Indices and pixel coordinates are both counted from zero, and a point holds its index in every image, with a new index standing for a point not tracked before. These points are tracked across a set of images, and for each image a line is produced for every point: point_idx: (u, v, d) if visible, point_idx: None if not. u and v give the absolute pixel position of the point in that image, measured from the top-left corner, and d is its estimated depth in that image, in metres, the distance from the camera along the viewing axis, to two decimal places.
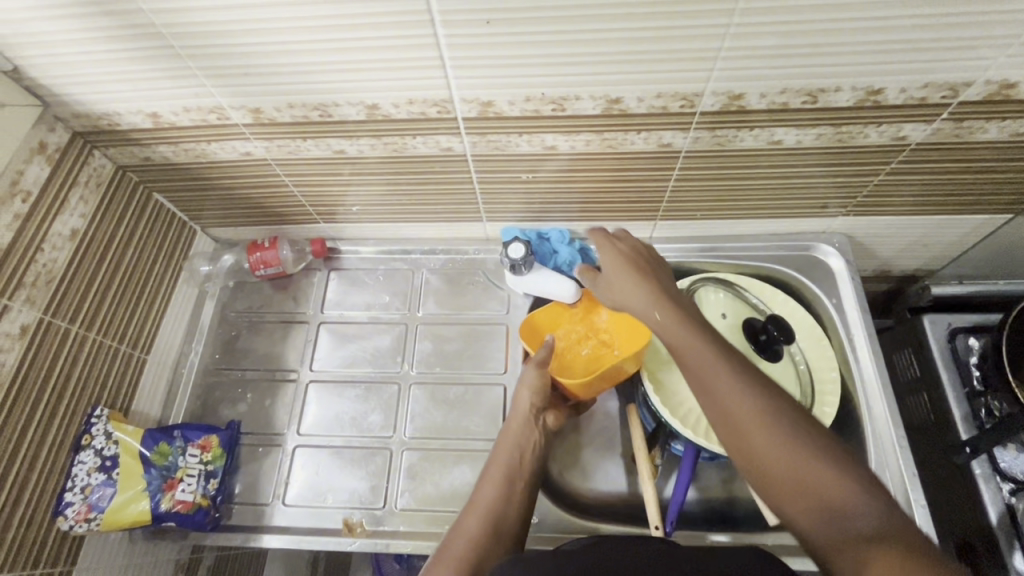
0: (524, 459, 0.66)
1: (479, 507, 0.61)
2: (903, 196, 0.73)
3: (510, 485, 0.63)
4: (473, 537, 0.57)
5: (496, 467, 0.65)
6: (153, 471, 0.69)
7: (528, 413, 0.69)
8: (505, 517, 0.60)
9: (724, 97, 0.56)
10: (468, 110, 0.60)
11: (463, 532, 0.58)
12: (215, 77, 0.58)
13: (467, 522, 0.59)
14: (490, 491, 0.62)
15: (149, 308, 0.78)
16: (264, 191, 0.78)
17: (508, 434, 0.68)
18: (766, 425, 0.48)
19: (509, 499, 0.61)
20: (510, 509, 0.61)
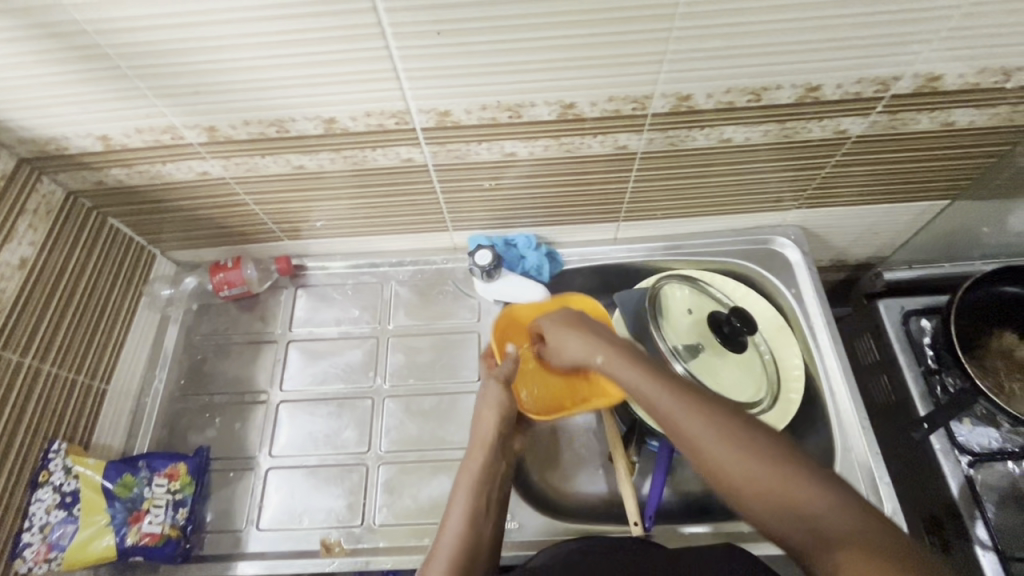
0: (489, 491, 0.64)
1: (443, 556, 0.57)
2: (850, 187, 0.76)
3: (477, 524, 0.59)
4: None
5: (458, 504, 0.61)
6: (118, 504, 0.67)
7: (489, 440, 0.67)
8: (473, 567, 0.57)
9: (672, 99, 0.58)
10: (425, 120, 0.60)
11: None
12: (166, 96, 0.57)
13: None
14: (454, 534, 0.58)
15: (108, 336, 0.76)
16: (224, 211, 0.77)
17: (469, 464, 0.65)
18: (720, 438, 0.49)
19: (477, 544, 0.58)
20: (479, 555, 0.58)
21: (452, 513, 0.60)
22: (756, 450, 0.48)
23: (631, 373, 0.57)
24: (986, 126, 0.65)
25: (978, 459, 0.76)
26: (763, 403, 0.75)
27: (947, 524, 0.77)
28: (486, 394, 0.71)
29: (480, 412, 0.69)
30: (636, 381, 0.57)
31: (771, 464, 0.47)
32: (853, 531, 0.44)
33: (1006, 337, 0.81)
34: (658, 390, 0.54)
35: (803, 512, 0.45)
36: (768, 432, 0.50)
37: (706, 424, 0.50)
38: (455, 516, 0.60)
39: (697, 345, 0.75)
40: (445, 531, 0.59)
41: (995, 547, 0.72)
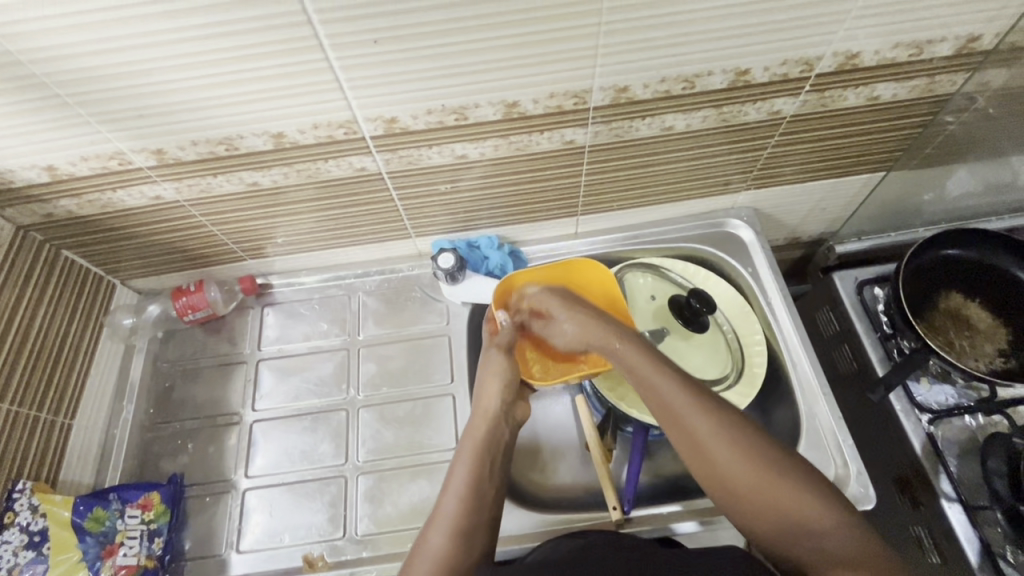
0: (492, 460, 0.65)
1: (443, 525, 0.59)
2: (793, 166, 0.79)
3: (477, 495, 0.62)
4: (439, 562, 0.57)
5: (459, 476, 0.63)
6: (89, 538, 0.66)
7: (490, 411, 0.68)
8: (473, 536, 0.60)
9: (611, 91, 0.61)
10: (374, 128, 0.61)
11: (431, 558, 0.57)
12: (110, 121, 0.57)
13: (432, 543, 0.58)
14: (453, 505, 0.61)
15: (70, 370, 0.74)
16: (182, 235, 0.76)
17: (474, 433, 0.67)
18: (738, 454, 0.57)
19: (475, 516, 0.61)
20: (478, 524, 0.61)
21: (453, 483, 0.62)
22: (770, 467, 0.56)
23: (651, 382, 0.62)
24: (909, 98, 0.69)
25: (937, 416, 0.79)
26: (728, 377, 0.77)
27: (915, 482, 0.79)
28: (489, 362, 0.72)
29: (485, 381, 0.70)
30: (654, 387, 0.62)
31: (783, 482, 0.55)
32: (854, 546, 0.52)
33: (952, 298, 0.85)
34: (678, 403, 0.60)
35: (810, 527, 0.54)
36: (777, 449, 0.57)
37: (725, 440, 0.57)
38: (455, 487, 0.62)
39: (661, 330, 0.80)
40: (445, 501, 0.61)
41: (960, 498, 0.74)
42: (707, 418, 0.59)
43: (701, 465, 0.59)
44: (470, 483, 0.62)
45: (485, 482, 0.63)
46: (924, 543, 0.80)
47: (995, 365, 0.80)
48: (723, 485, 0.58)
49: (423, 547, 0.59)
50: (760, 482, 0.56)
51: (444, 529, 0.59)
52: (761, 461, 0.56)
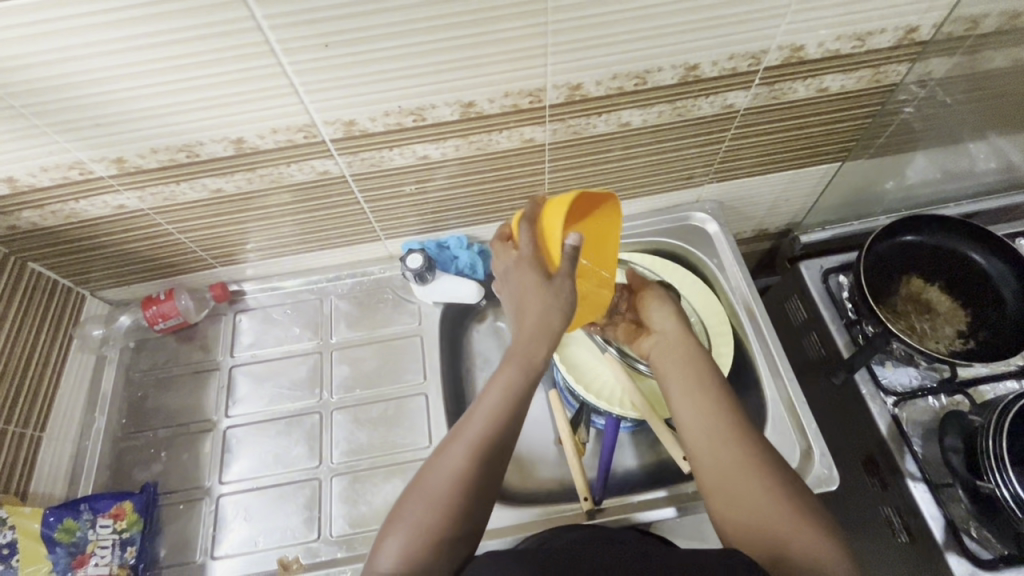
0: (529, 388, 0.56)
1: (461, 450, 0.53)
2: (752, 158, 0.81)
3: (504, 430, 0.54)
4: (450, 488, 0.52)
5: (487, 402, 0.55)
6: (60, 549, 0.66)
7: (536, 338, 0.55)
8: (491, 468, 0.53)
9: (565, 89, 0.62)
10: (333, 131, 0.62)
11: (442, 479, 0.52)
12: (67, 130, 0.57)
13: (448, 464, 0.53)
14: (475, 433, 0.54)
15: (38, 382, 0.74)
16: (149, 244, 0.76)
17: (513, 353, 0.56)
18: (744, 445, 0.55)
19: (497, 451, 0.54)
20: (501, 456, 0.54)
21: (481, 409, 0.55)
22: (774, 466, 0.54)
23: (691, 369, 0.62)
24: (857, 88, 0.71)
25: (901, 398, 0.81)
26: None
27: (882, 463, 0.81)
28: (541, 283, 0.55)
29: (521, 301, 0.56)
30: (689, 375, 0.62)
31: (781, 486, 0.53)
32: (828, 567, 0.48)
33: (913, 282, 0.87)
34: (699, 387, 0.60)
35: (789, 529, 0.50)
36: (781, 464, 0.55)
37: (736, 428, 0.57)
38: (485, 410, 0.55)
39: None
40: (473, 420, 0.54)
41: (924, 477, 0.75)
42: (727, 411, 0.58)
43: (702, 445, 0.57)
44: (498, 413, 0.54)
45: (515, 416, 0.55)
46: (893, 522, 0.81)
47: (955, 347, 0.82)
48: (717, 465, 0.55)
49: (436, 466, 0.53)
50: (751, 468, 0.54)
51: (464, 451, 0.53)
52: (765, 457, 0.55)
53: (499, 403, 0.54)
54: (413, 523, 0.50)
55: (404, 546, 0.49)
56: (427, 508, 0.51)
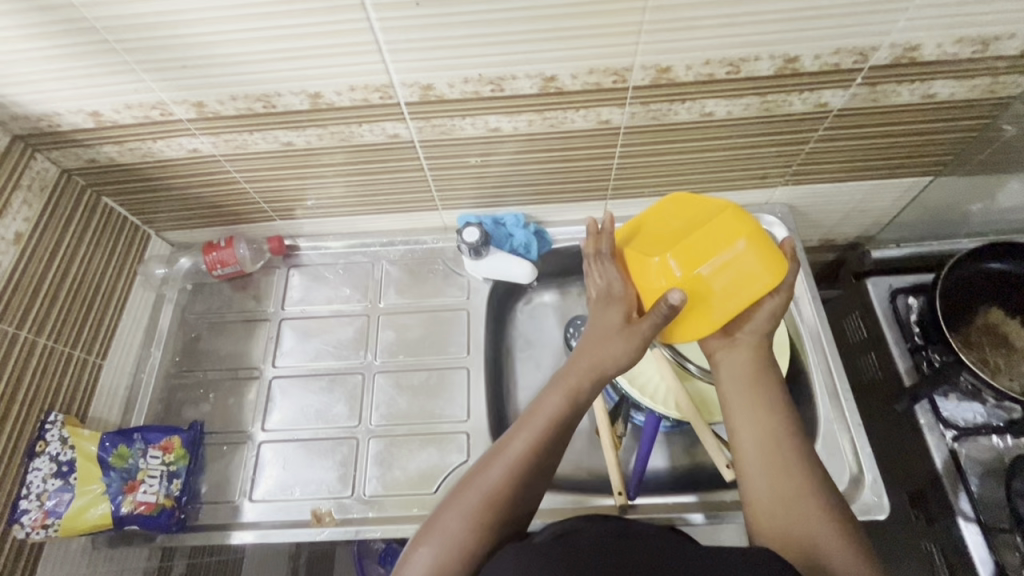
0: (575, 413, 0.54)
1: (505, 464, 0.51)
2: (835, 163, 0.77)
3: (549, 451, 0.52)
4: (490, 499, 0.50)
5: (538, 418, 0.53)
6: (113, 473, 0.68)
7: (594, 371, 0.55)
8: (530, 485, 0.51)
9: (652, 71, 0.59)
10: (409, 94, 0.61)
11: (484, 489, 0.50)
12: (154, 70, 0.58)
13: (491, 474, 0.51)
14: (518, 451, 0.51)
15: (103, 313, 0.77)
16: (215, 190, 0.78)
17: (566, 379, 0.55)
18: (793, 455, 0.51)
19: (537, 471, 0.52)
20: (540, 474, 0.52)
21: (528, 424, 0.53)
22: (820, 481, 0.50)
23: (751, 368, 0.56)
24: (966, 98, 0.66)
25: (962, 433, 0.76)
26: None
27: (931, 498, 0.77)
28: (610, 327, 0.58)
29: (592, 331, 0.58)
30: (748, 373, 0.56)
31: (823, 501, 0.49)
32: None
33: (991, 313, 0.81)
34: (754, 388, 0.55)
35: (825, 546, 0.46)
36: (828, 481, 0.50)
37: (789, 439, 0.52)
38: (533, 426, 0.53)
39: None
40: (520, 435, 0.52)
41: (977, 518, 0.72)
42: (781, 419, 0.53)
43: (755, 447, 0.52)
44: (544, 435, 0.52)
45: (560, 438, 0.53)
46: (935, 559, 0.78)
47: None
48: (765, 470, 0.51)
49: (477, 477, 0.51)
50: (797, 480, 0.50)
51: (506, 471, 0.51)
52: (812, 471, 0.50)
53: (546, 425, 0.53)
54: (450, 529, 0.48)
55: (438, 562, 0.47)
56: (463, 525, 0.48)
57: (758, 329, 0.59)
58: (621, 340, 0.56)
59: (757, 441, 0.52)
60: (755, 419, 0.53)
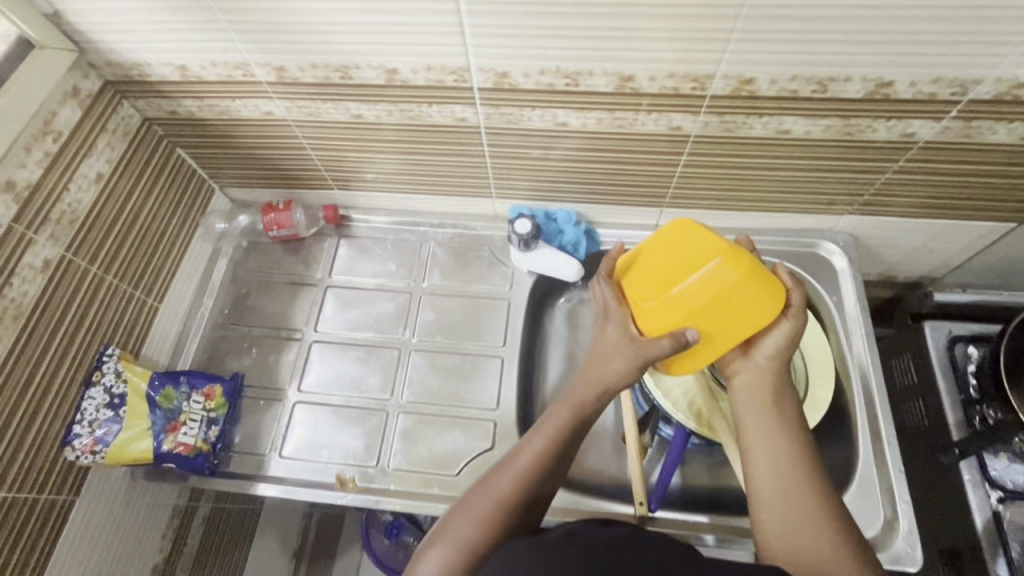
0: (585, 425, 0.54)
1: (516, 472, 0.52)
2: (910, 197, 0.73)
3: (559, 461, 0.53)
4: (500, 506, 0.50)
5: (549, 428, 0.54)
6: (158, 412, 0.71)
7: (598, 388, 0.55)
8: (540, 494, 0.52)
9: (734, 81, 0.58)
10: (484, 80, 0.61)
11: (494, 497, 0.50)
12: (244, 31, 0.60)
13: (500, 483, 0.51)
14: (526, 465, 0.52)
15: (165, 259, 0.81)
16: (281, 154, 0.80)
17: (574, 391, 0.55)
18: (811, 491, 0.49)
19: (549, 481, 0.52)
20: (551, 484, 0.52)
21: (538, 434, 0.54)
22: (838, 521, 0.48)
23: (771, 393, 0.54)
24: None
25: (1010, 496, 0.72)
26: None
27: (967, 558, 0.74)
28: (614, 346, 0.56)
29: (596, 348, 0.57)
30: (766, 398, 0.54)
31: (841, 541, 0.47)
32: None
33: None
34: (771, 416, 0.53)
35: None
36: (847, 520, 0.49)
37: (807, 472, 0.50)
38: (544, 436, 0.53)
39: None
40: (529, 444, 0.53)
41: None
42: (797, 451, 0.51)
43: (770, 479, 0.50)
44: (553, 449, 0.53)
45: (572, 449, 0.54)
46: None
47: None
48: (781, 505, 0.49)
49: (488, 484, 0.52)
50: (813, 517, 0.48)
51: (517, 480, 0.51)
52: (829, 508, 0.49)
53: (554, 440, 0.53)
54: (460, 534, 0.49)
55: (448, 566, 0.47)
56: (474, 531, 0.49)
57: (779, 347, 0.55)
58: (625, 356, 0.55)
59: (771, 465, 0.51)
60: (773, 451, 0.51)
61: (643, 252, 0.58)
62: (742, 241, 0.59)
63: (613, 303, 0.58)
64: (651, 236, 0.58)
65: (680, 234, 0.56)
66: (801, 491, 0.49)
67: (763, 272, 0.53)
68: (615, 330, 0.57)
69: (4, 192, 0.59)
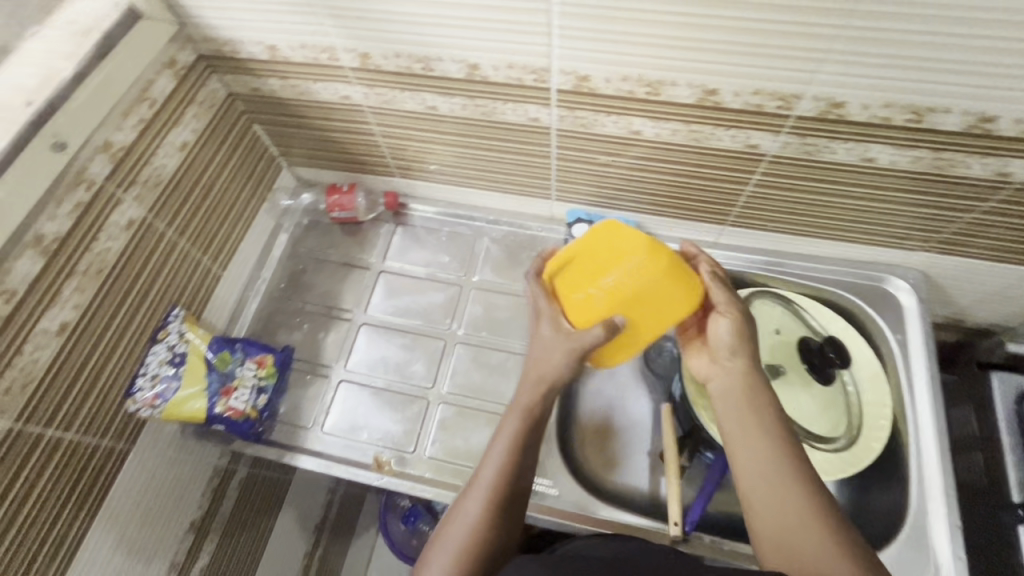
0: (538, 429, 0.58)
1: (482, 493, 0.55)
2: (995, 240, 0.69)
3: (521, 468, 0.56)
4: (474, 530, 0.53)
5: (501, 442, 0.57)
6: (214, 374, 0.74)
7: (541, 383, 0.60)
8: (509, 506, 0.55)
9: (823, 103, 0.56)
10: (563, 82, 0.61)
11: (467, 523, 0.53)
12: (336, 17, 0.61)
13: (467, 508, 0.54)
14: (491, 482, 0.55)
15: (232, 228, 0.84)
16: (352, 138, 0.82)
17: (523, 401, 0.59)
18: (794, 485, 0.50)
19: (516, 490, 0.56)
20: (518, 493, 0.56)
21: (493, 453, 0.57)
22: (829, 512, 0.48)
23: (744, 396, 0.57)
24: None
25: None
26: (838, 442, 0.71)
27: None
28: (553, 345, 0.60)
29: (536, 349, 0.61)
30: (739, 402, 0.57)
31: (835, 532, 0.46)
32: None
33: None
34: (746, 419, 0.55)
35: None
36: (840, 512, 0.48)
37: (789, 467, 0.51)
38: (498, 454, 0.57)
39: (778, 368, 0.73)
40: (487, 464, 0.56)
41: None
42: (774, 447, 0.52)
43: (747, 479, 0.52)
44: (513, 460, 0.56)
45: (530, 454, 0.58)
46: None
47: None
48: (763, 501, 0.50)
49: (459, 510, 0.55)
50: (798, 509, 0.48)
51: (484, 502, 0.54)
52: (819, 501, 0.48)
53: (513, 450, 0.57)
54: (442, 563, 0.52)
55: None
56: (453, 558, 0.52)
57: (723, 333, 0.59)
58: (562, 348, 0.60)
59: (750, 466, 0.52)
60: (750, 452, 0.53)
61: (565, 253, 0.62)
62: (687, 249, 0.66)
63: (547, 305, 0.62)
64: (584, 234, 0.61)
65: (602, 234, 0.60)
66: (782, 486, 0.50)
67: (679, 266, 0.59)
68: (548, 330, 0.61)
69: (102, 152, 0.61)
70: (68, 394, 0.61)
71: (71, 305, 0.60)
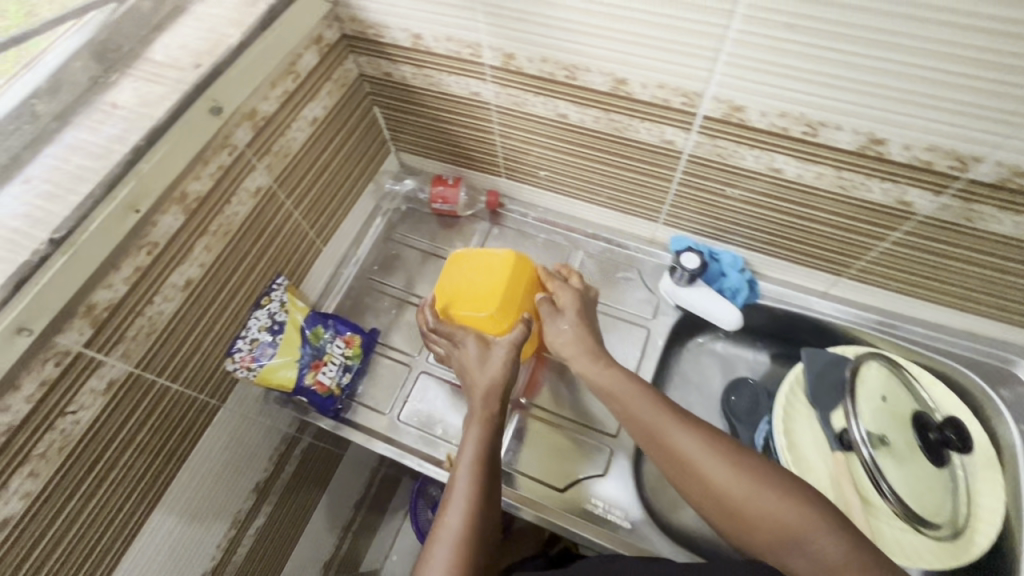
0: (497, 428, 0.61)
1: (462, 502, 0.54)
2: None
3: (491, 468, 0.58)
4: (460, 545, 0.52)
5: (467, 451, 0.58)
6: (308, 347, 0.74)
7: (488, 389, 0.62)
8: (487, 511, 0.55)
9: (1004, 170, 0.52)
10: (714, 109, 0.59)
11: (454, 538, 0.52)
12: (493, 15, 0.61)
13: (449, 525, 0.53)
14: (468, 489, 0.55)
15: (337, 205, 0.85)
16: (469, 133, 0.82)
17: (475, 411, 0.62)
18: (728, 460, 0.53)
19: (489, 495, 0.56)
20: (493, 498, 0.57)
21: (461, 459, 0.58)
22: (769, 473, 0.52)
23: (648, 397, 0.60)
24: None
25: None
26: (941, 530, 0.66)
27: None
28: (472, 358, 0.65)
29: (470, 369, 0.65)
30: (649, 401, 0.60)
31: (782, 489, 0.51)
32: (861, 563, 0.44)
33: None
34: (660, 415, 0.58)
35: (801, 530, 0.47)
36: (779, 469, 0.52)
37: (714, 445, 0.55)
38: (467, 461, 0.57)
39: (884, 438, 0.67)
40: (458, 475, 0.57)
41: None
42: (693, 430, 0.56)
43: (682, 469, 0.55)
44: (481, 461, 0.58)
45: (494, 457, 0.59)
46: None
47: None
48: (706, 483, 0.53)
49: (441, 529, 0.53)
50: (742, 479, 0.51)
51: (463, 511, 0.54)
52: (752, 465, 0.53)
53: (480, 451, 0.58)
54: None
55: None
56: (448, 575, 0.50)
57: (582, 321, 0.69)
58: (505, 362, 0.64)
59: (683, 453, 0.55)
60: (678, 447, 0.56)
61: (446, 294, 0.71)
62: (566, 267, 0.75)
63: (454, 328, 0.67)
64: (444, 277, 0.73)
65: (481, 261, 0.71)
66: (713, 462, 0.53)
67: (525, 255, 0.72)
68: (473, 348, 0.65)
69: (248, 120, 0.62)
70: (182, 346, 0.64)
71: (199, 262, 0.62)
